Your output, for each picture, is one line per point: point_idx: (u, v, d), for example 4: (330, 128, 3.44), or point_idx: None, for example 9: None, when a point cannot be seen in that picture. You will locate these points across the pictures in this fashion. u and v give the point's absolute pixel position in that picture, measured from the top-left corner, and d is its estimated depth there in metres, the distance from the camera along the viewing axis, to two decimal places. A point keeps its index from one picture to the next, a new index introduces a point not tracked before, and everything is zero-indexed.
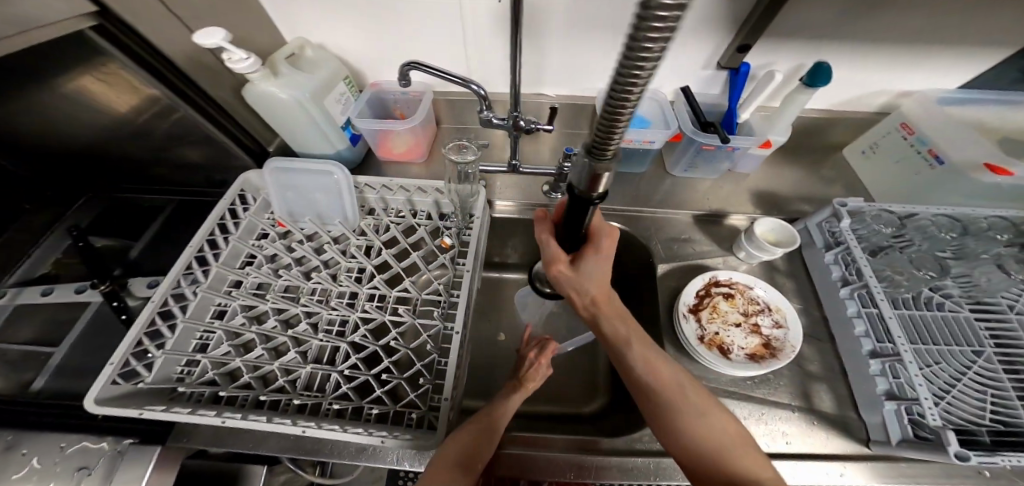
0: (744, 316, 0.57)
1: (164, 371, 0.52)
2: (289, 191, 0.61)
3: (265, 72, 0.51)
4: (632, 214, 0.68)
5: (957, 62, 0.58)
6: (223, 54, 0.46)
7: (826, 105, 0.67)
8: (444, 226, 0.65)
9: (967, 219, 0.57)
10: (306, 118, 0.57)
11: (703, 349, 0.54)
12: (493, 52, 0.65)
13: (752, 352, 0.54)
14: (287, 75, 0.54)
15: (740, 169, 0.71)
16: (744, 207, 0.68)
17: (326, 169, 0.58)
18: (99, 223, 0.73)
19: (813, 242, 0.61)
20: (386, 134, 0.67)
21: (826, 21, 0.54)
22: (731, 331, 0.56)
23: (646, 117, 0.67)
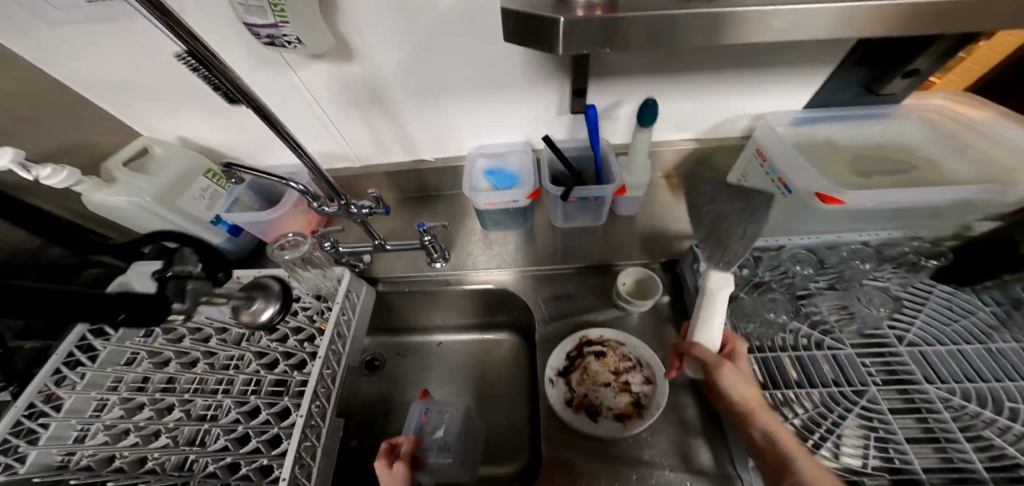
0: (615, 375, 0.56)
1: (40, 461, 0.49)
2: (161, 292, 0.62)
3: (94, 184, 0.56)
4: (519, 272, 0.67)
5: (784, 81, 0.62)
6: (30, 173, 0.49)
7: (698, 135, 0.71)
8: (322, 309, 0.61)
9: (825, 247, 0.60)
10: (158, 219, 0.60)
11: (569, 413, 0.53)
12: (356, 129, 0.68)
13: (620, 412, 0.53)
14: (123, 181, 0.59)
15: (623, 211, 0.70)
16: (629, 252, 0.66)
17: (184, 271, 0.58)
18: None
19: (687, 287, 0.60)
20: (272, 225, 0.68)
21: (644, 65, 0.58)
22: (601, 392, 0.55)
23: (516, 173, 0.68)
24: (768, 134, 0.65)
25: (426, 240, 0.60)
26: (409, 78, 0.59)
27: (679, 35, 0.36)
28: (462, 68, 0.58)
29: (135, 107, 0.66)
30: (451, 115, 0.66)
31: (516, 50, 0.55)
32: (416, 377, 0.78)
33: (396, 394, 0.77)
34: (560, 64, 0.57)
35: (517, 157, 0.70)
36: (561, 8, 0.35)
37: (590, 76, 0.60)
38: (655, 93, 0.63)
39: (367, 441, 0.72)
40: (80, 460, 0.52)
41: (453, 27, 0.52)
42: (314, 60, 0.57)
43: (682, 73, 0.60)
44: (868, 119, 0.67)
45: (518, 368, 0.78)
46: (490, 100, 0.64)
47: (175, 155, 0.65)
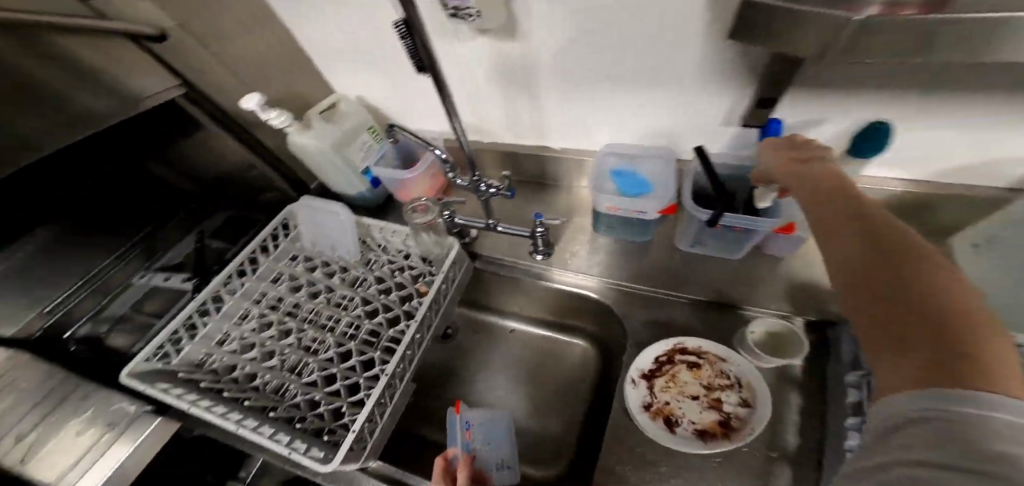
0: (705, 390, 0.51)
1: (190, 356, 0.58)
2: (314, 225, 0.72)
3: (298, 128, 0.64)
4: (624, 287, 0.62)
5: None
6: (262, 115, 0.59)
7: (911, 179, 0.54)
8: (427, 271, 0.66)
9: None
10: (328, 161, 0.69)
11: (644, 417, 0.49)
12: (496, 109, 0.69)
13: (703, 429, 0.48)
14: (316, 129, 0.66)
15: (770, 250, 0.59)
16: (765, 298, 0.56)
17: (335, 209, 0.67)
18: (218, 230, 0.89)
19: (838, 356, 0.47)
20: (403, 184, 0.76)
21: (862, 87, 0.45)
22: (684, 404, 0.50)
23: (648, 179, 0.60)
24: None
25: (540, 232, 0.61)
26: (566, 62, 0.55)
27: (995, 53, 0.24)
28: (633, 59, 0.51)
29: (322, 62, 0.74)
30: (597, 109, 0.61)
31: (703, 46, 0.47)
32: (483, 356, 0.77)
33: (461, 372, 0.76)
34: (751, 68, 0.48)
35: (655, 164, 0.62)
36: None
37: (792, 85, 0.47)
38: (870, 117, 0.49)
39: (426, 402, 0.73)
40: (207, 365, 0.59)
41: (640, 18, 0.46)
42: (478, 37, 0.57)
43: (932, 96, 0.44)
44: None
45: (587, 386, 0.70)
46: (649, 97, 0.57)
47: (354, 110, 0.71)
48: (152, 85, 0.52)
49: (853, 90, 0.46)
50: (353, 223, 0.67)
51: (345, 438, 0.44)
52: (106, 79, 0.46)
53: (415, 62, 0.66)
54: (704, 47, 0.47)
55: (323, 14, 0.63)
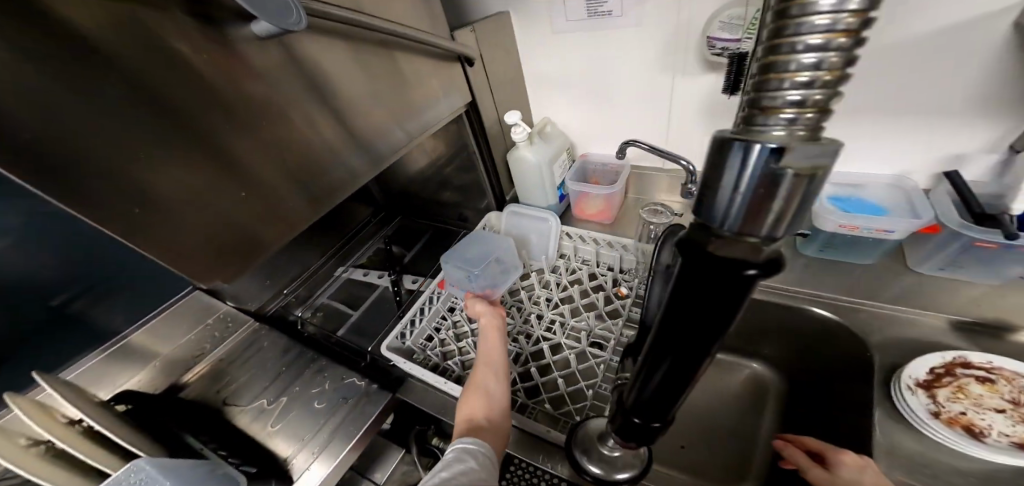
0: (1014, 404, 0.45)
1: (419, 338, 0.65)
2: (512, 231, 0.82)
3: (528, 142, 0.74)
4: (859, 304, 0.58)
5: None
6: (512, 129, 0.70)
7: None
8: (623, 276, 0.71)
9: None
10: (540, 176, 0.78)
11: (943, 426, 0.45)
12: (696, 137, 0.75)
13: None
14: (538, 145, 0.76)
15: None
16: None
17: (545, 216, 0.78)
18: (399, 237, 1.00)
19: None
20: (586, 196, 0.84)
21: None
22: (989, 416, 0.45)
23: (881, 205, 0.61)
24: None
25: None
26: None
27: None
28: (887, 90, 0.55)
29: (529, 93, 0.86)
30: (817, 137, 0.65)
31: (977, 74, 0.50)
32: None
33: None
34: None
35: (880, 190, 0.63)
36: None
37: None
38: None
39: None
40: (432, 348, 0.64)
41: (916, 53, 0.51)
42: (709, 72, 0.65)
43: None
44: None
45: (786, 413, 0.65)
46: (881, 128, 0.59)
47: (558, 133, 0.82)
48: (454, 102, 0.63)
49: None
50: (558, 229, 0.77)
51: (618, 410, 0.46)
52: (426, 90, 0.55)
53: (629, 94, 0.75)
54: (978, 75, 0.50)
55: (561, 55, 0.75)
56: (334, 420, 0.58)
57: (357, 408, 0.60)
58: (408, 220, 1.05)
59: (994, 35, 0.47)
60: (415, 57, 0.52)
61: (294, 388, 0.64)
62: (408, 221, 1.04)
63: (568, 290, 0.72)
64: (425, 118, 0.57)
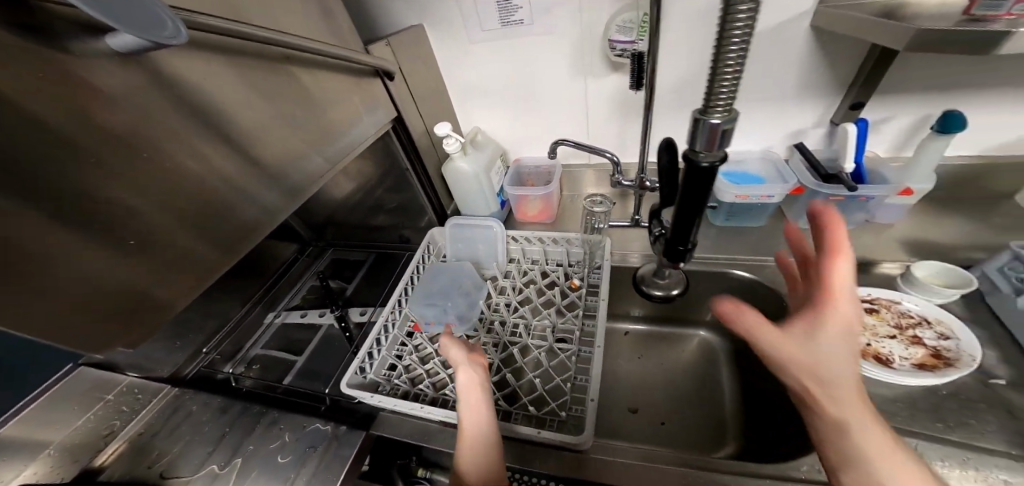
0: (899, 329, 0.55)
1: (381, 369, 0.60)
2: (458, 242, 0.80)
3: (461, 152, 0.73)
4: (762, 262, 0.70)
5: None
6: (444, 141, 0.69)
7: (977, 151, 0.67)
8: (573, 270, 0.76)
9: None
10: (478, 184, 0.78)
11: (858, 358, 0.53)
12: (614, 132, 0.81)
13: (920, 362, 0.52)
14: (472, 155, 0.76)
15: (881, 220, 0.70)
16: (894, 256, 0.65)
17: (486, 224, 0.77)
18: (336, 271, 0.91)
19: (998, 289, 0.55)
20: (524, 199, 0.86)
21: (927, 83, 0.62)
22: (887, 343, 0.55)
23: (759, 176, 0.75)
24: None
25: None
26: (688, 89, 0.72)
27: None
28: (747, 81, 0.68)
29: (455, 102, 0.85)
30: None
31: (802, 65, 0.65)
32: (612, 354, 0.80)
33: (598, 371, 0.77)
34: (838, 78, 0.65)
35: (756, 164, 0.78)
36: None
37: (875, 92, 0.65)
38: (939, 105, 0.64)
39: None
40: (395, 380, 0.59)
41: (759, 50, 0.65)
42: (615, 72, 0.72)
43: (979, 83, 0.60)
44: None
45: (731, 367, 0.73)
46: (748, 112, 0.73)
47: (489, 141, 0.83)
48: (379, 119, 0.60)
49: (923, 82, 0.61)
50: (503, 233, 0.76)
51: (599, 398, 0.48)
52: (347, 107, 0.53)
53: (551, 98, 0.79)
54: (798, 67, 0.65)
55: (481, 65, 0.76)
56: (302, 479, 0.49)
57: (330, 456, 0.51)
58: (342, 250, 0.96)
59: (801, 35, 0.61)
60: (330, 74, 0.50)
61: (248, 445, 0.54)
62: (342, 251, 0.96)
63: (524, 292, 0.74)
64: (353, 136, 0.54)
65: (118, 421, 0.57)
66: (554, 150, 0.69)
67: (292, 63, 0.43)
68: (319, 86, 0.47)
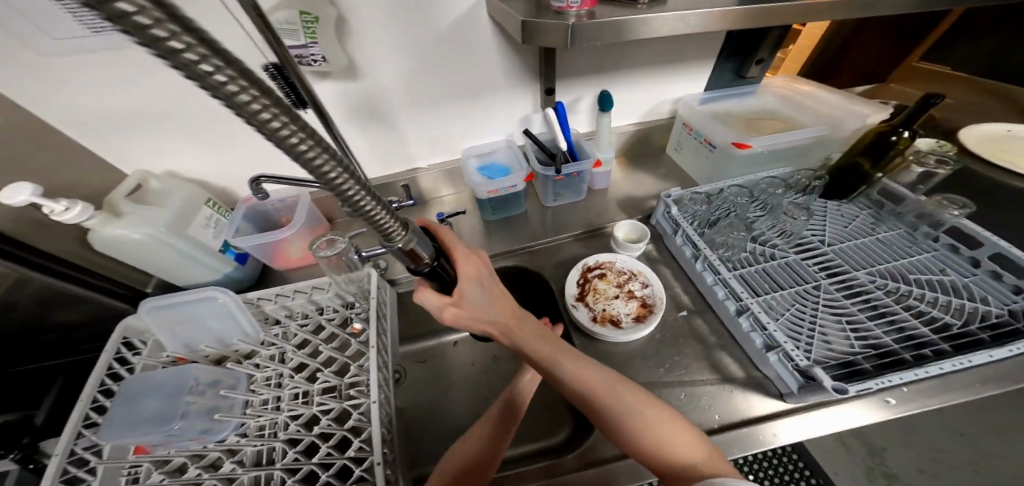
0: (620, 287, 0.67)
1: None
2: (178, 324, 0.57)
3: (103, 218, 0.51)
4: (528, 248, 0.76)
5: (691, 76, 0.84)
6: (43, 210, 0.46)
7: (639, 117, 0.88)
8: (354, 311, 0.64)
9: (751, 184, 0.78)
10: (173, 252, 0.56)
11: (599, 326, 0.63)
12: (354, 144, 0.71)
13: (636, 314, 0.64)
14: (131, 214, 0.53)
15: (599, 185, 0.85)
16: (612, 216, 0.80)
17: (206, 295, 0.55)
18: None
19: (666, 231, 0.74)
20: (277, 247, 0.69)
21: (591, 67, 0.74)
22: (614, 304, 0.66)
23: (506, 165, 0.78)
24: (688, 111, 0.85)
25: None
26: (411, 89, 0.65)
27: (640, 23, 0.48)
28: (458, 75, 0.66)
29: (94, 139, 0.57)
30: (451, 123, 0.74)
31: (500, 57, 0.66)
32: (441, 380, 0.77)
33: (427, 403, 0.73)
34: (531, 69, 0.70)
35: (503, 153, 0.80)
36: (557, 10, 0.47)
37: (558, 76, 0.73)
38: (605, 86, 0.78)
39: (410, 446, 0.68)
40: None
41: (456, 42, 0.61)
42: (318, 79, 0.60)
43: (622, 67, 0.76)
44: (745, 94, 0.90)
45: None
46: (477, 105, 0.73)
47: (174, 186, 0.61)
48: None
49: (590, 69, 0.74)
50: (240, 301, 0.57)
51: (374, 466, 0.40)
52: None
53: (253, 118, 0.62)
54: (499, 59, 0.66)
55: (105, 86, 0.52)
56: None
57: None
58: None
59: (485, 27, 0.61)
60: None
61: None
62: None
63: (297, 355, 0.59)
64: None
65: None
66: (251, 188, 0.55)
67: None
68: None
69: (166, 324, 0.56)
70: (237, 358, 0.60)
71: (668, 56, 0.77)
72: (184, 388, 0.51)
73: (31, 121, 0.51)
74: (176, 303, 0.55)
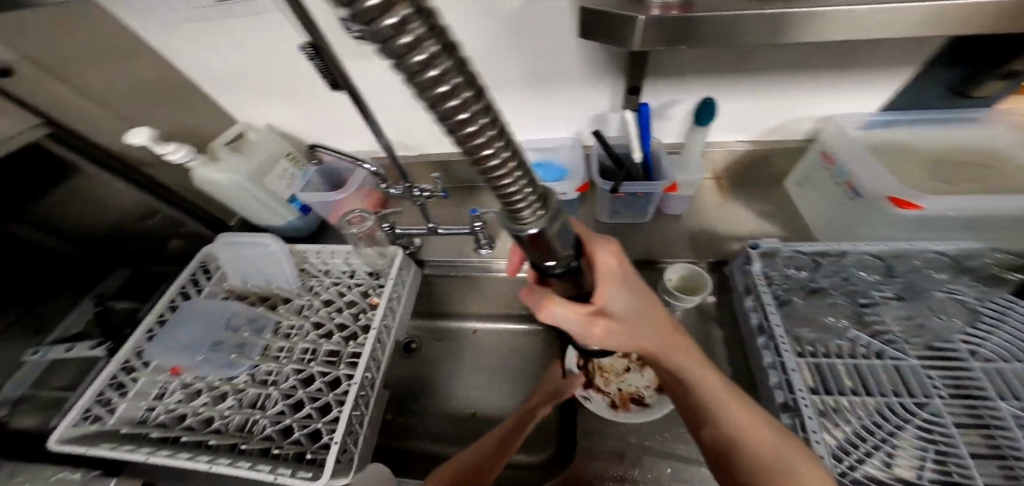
0: (629, 359, 0.59)
1: (127, 415, 0.56)
2: (242, 261, 0.68)
3: (204, 160, 0.61)
4: None
5: (857, 87, 0.60)
6: (158, 149, 0.55)
7: (757, 134, 0.68)
8: (374, 284, 0.68)
9: (899, 257, 0.53)
10: (249, 197, 0.66)
11: (620, 415, 0.54)
12: (415, 120, 0.72)
13: (657, 385, 0.56)
14: (225, 160, 0.63)
15: (672, 211, 0.70)
16: (675, 249, 0.67)
17: (263, 241, 0.65)
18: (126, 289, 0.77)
19: (736, 285, 0.59)
20: (336, 206, 0.75)
21: (703, 65, 0.56)
22: (629, 379, 0.58)
23: (564, 167, 0.69)
24: (836, 137, 0.62)
25: (477, 226, 0.67)
26: None
27: (748, 27, 0.35)
28: (522, 62, 0.58)
29: (217, 92, 0.69)
30: (512, 112, 0.68)
31: (577, 44, 0.54)
32: (453, 365, 0.76)
33: (431, 382, 0.74)
34: (618, 61, 0.56)
35: (566, 152, 0.70)
36: (631, 5, 0.36)
37: (650, 72, 0.58)
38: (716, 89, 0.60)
39: (400, 418, 0.71)
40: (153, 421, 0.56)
41: (523, 25, 0.53)
42: (384, 54, 0.60)
43: (750, 67, 0.57)
44: (941, 121, 0.61)
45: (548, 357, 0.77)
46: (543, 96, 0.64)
47: (267, 138, 0.69)
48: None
49: (699, 68, 0.57)
50: (286, 250, 0.65)
51: (328, 443, 0.45)
52: None
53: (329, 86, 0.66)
54: (575, 49, 0.56)
55: (219, 46, 0.60)
56: None
57: None
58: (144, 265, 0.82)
59: (563, 9, 0.51)
60: None
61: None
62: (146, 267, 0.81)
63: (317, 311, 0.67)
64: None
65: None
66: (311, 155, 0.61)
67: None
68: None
69: (234, 258, 0.68)
70: (277, 300, 0.69)
71: (827, 56, 0.55)
72: (224, 319, 0.63)
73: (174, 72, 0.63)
74: (240, 243, 0.66)
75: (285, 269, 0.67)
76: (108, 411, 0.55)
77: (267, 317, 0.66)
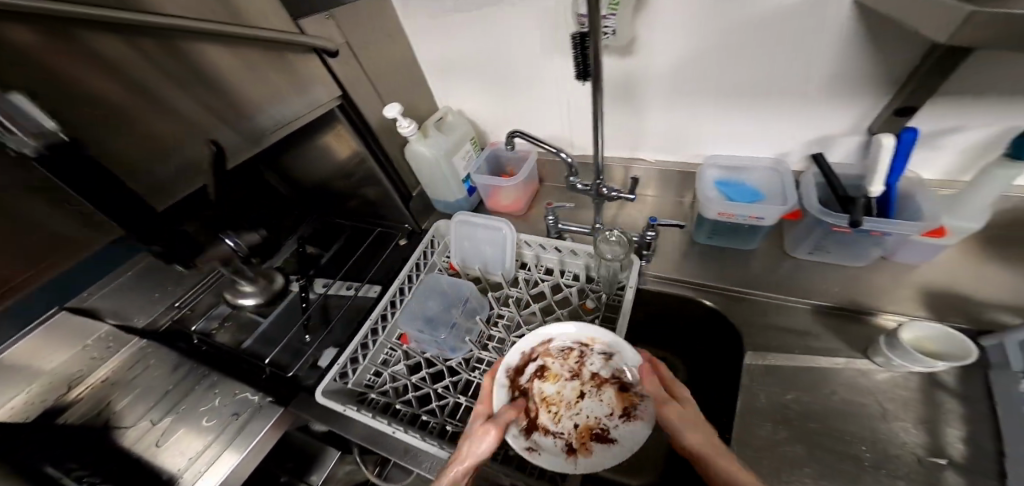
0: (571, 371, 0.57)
1: (362, 377, 0.61)
2: (465, 241, 0.75)
3: (420, 135, 0.69)
4: (731, 292, 0.61)
5: None
6: (397, 124, 0.65)
7: None
8: (589, 287, 0.68)
9: None
10: (439, 170, 0.74)
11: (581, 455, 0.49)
12: (594, 121, 0.72)
13: (615, 406, 0.53)
14: (433, 138, 0.72)
15: (900, 258, 0.57)
16: (900, 307, 0.54)
17: (498, 226, 0.71)
18: (315, 236, 0.96)
19: (1009, 365, 0.45)
20: (496, 189, 0.80)
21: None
22: (586, 408, 0.54)
23: (759, 189, 0.62)
24: None
25: (648, 235, 0.61)
26: (685, 75, 0.59)
27: None
28: (758, 69, 0.54)
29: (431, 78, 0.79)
30: (709, 122, 0.64)
31: (838, 54, 0.48)
32: None
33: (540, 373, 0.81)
34: (891, 77, 0.48)
35: (761, 175, 0.65)
36: None
37: (935, 93, 0.47)
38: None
39: None
40: (383, 384, 0.61)
41: (782, 30, 0.48)
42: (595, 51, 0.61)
43: None
44: None
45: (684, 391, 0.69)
46: (765, 109, 0.58)
47: (459, 122, 0.78)
48: (302, 106, 0.56)
49: (1010, 92, 0.45)
50: (514, 238, 0.70)
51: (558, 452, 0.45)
52: (273, 93, 0.52)
53: (528, 81, 0.71)
54: (834, 54, 0.48)
55: (453, 37, 0.69)
56: (227, 434, 0.63)
57: (252, 420, 0.64)
58: (327, 219, 1.01)
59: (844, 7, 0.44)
60: (249, 54, 0.48)
61: (180, 406, 0.67)
62: (329, 220, 1.00)
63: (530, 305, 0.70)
64: (257, 122, 0.51)
65: (87, 364, 0.70)
66: (507, 141, 0.62)
67: (164, 35, 0.40)
68: (213, 63, 0.44)
69: (460, 238, 0.75)
70: (489, 287, 0.75)
71: None
72: (460, 299, 0.70)
73: (407, 56, 0.74)
74: (476, 225, 0.73)
75: (507, 258, 0.72)
76: (351, 369, 0.62)
77: (482, 306, 0.70)
